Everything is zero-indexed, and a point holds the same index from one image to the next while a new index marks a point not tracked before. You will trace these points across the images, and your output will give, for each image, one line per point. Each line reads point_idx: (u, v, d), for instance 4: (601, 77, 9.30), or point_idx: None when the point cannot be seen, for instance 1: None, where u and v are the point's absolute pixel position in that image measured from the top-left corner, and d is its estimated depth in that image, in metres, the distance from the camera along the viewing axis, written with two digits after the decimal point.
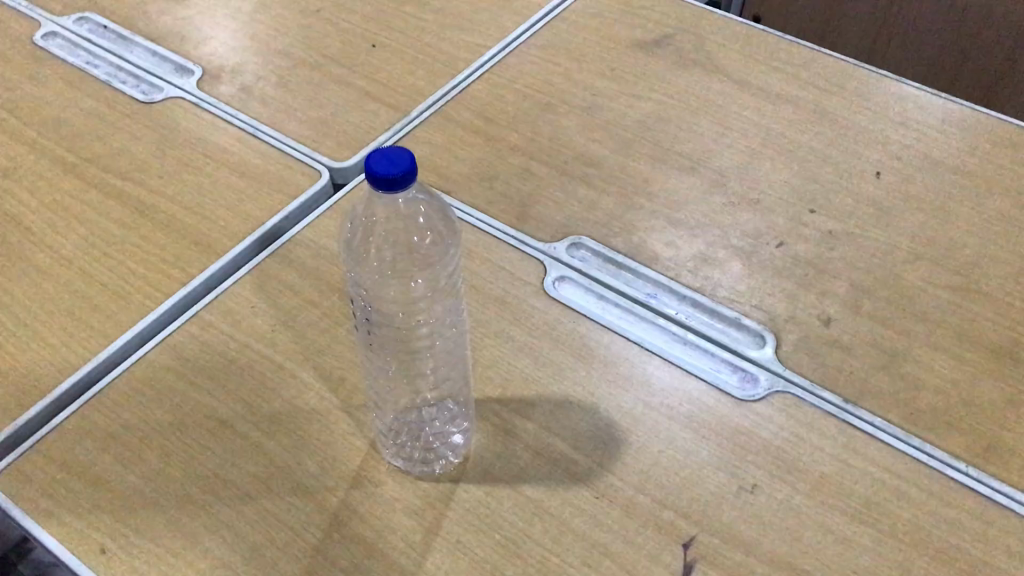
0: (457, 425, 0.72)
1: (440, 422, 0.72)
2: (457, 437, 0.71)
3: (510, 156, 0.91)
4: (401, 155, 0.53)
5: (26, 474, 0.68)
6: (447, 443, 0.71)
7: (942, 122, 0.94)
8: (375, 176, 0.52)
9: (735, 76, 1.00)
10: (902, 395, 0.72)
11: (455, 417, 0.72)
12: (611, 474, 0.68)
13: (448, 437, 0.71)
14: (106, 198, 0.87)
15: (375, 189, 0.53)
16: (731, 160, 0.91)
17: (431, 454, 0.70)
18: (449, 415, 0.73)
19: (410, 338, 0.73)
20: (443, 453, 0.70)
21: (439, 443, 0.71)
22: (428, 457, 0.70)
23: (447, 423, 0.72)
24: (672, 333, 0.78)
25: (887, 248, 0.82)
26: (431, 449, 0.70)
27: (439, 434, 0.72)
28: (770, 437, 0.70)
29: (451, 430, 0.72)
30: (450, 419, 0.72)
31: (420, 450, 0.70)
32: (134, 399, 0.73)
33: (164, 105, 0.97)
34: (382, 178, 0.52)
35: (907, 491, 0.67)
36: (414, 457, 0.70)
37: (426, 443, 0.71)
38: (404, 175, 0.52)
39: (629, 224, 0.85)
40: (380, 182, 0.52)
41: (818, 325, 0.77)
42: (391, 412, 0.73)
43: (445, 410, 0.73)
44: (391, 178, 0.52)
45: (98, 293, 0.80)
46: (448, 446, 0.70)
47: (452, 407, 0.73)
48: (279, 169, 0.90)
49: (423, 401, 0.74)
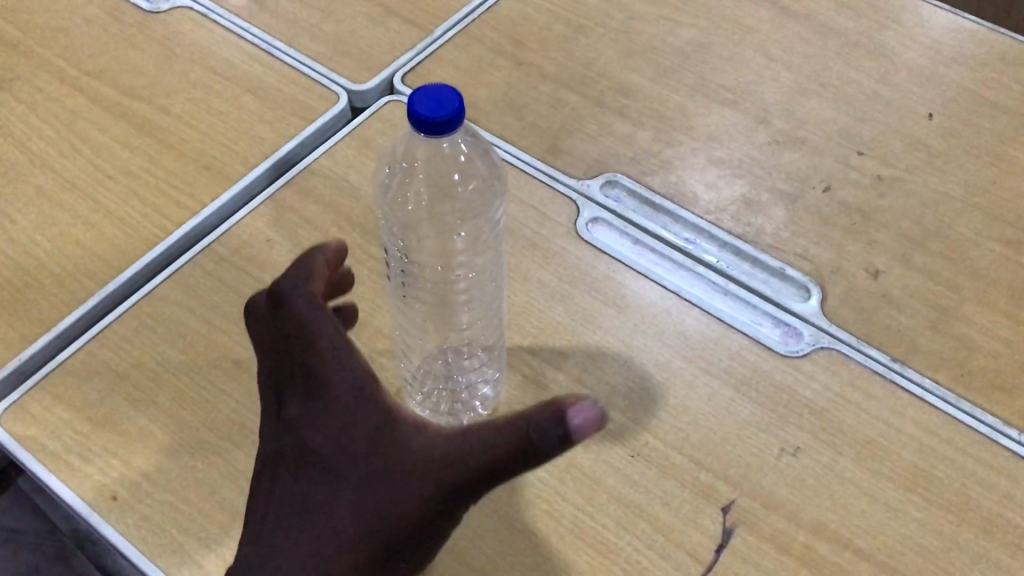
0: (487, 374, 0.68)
1: (472, 372, 0.69)
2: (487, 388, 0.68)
3: (541, 83, 0.86)
4: (450, 98, 0.50)
5: (31, 414, 0.65)
6: (477, 394, 0.68)
7: (999, 60, 0.88)
8: (420, 120, 0.49)
9: (780, 3, 0.94)
10: (953, 356, 0.69)
11: (486, 366, 0.69)
12: (647, 432, 0.65)
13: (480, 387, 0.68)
14: (110, 116, 0.82)
15: (418, 131, 0.50)
16: (776, 95, 0.85)
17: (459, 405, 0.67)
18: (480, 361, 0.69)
19: (445, 284, 0.70)
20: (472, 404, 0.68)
21: (468, 394, 0.68)
22: (456, 408, 0.67)
23: (479, 372, 0.69)
24: (712, 283, 0.74)
25: (939, 196, 0.78)
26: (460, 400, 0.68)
27: (470, 385, 0.69)
28: (814, 397, 0.67)
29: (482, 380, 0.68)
30: (482, 368, 0.69)
31: (449, 402, 0.68)
32: (145, 337, 0.69)
33: (171, 16, 0.91)
34: (426, 123, 0.49)
35: (956, 458, 0.64)
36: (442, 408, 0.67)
37: (456, 394, 0.68)
38: (450, 121, 0.49)
39: (667, 162, 0.80)
40: (424, 125, 0.49)
41: (865, 277, 0.73)
42: (418, 361, 0.70)
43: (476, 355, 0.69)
44: (437, 122, 0.49)
45: (103, 220, 0.75)
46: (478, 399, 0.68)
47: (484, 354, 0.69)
48: (294, 89, 0.85)
49: (453, 350, 0.70)
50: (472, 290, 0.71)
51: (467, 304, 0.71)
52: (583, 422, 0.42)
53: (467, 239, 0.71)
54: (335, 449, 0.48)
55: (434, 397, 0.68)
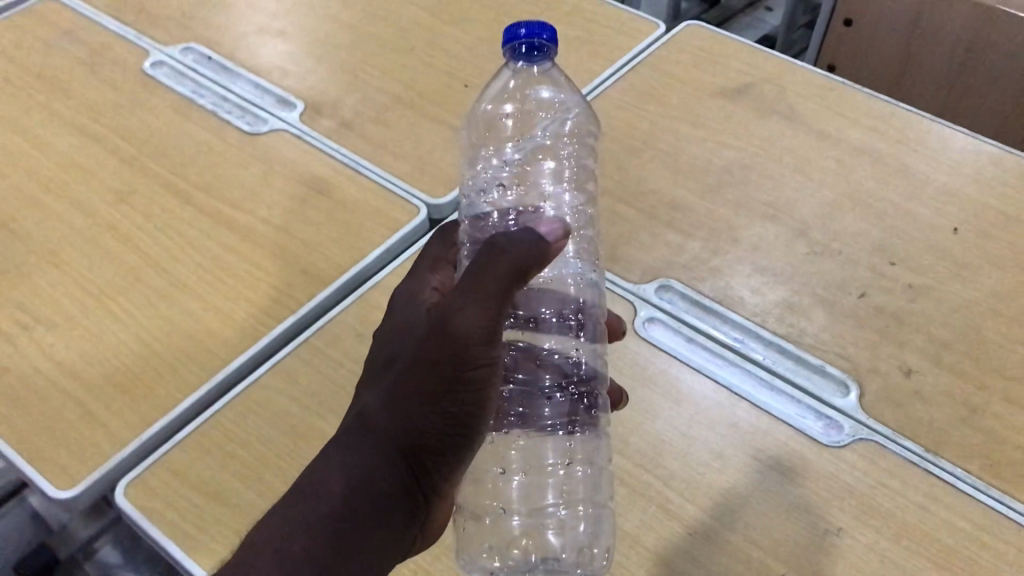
0: (484, 489, 0.72)
1: (549, 475, 0.73)
2: (520, 490, 0.73)
3: (598, 198, 0.96)
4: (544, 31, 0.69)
5: (152, 488, 0.73)
6: (578, 508, 0.72)
7: (1017, 180, 0.97)
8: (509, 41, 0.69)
9: (815, 126, 1.03)
10: (982, 447, 0.75)
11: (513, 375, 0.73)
12: (703, 512, 0.72)
13: (589, 464, 0.73)
14: (217, 225, 0.92)
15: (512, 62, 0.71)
16: (814, 210, 0.94)
17: (519, 549, 0.71)
18: (560, 423, 0.73)
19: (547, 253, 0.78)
20: (578, 524, 0.71)
21: (547, 522, 0.72)
22: (549, 552, 0.71)
23: (543, 486, 0.73)
24: (758, 378, 0.81)
25: (965, 302, 0.85)
26: (476, 524, 0.71)
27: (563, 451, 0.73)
28: (855, 483, 0.73)
29: (573, 436, 0.74)
30: (540, 471, 0.74)
31: (550, 541, 0.71)
32: (251, 420, 0.77)
33: (269, 137, 1.02)
34: (505, 51, 0.70)
35: (986, 541, 0.70)
36: (524, 567, 0.70)
37: (559, 519, 0.72)
38: (530, 36, 0.68)
39: (715, 269, 0.89)
40: (512, 44, 0.69)
41: (900, 375, 0.80)
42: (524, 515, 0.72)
43: (562, 397, 0.74)
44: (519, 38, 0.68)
45: (212, 316, 0.84)
46: (582, 510, 0.71)
47: (539, 370, 0.74)
48: (379, 201, 0.95)
49: (551, 501, 0.73)
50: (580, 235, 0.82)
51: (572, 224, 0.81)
52: (552, 231, 0.57)
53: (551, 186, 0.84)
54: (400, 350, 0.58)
55: (476, 541, 0.70)
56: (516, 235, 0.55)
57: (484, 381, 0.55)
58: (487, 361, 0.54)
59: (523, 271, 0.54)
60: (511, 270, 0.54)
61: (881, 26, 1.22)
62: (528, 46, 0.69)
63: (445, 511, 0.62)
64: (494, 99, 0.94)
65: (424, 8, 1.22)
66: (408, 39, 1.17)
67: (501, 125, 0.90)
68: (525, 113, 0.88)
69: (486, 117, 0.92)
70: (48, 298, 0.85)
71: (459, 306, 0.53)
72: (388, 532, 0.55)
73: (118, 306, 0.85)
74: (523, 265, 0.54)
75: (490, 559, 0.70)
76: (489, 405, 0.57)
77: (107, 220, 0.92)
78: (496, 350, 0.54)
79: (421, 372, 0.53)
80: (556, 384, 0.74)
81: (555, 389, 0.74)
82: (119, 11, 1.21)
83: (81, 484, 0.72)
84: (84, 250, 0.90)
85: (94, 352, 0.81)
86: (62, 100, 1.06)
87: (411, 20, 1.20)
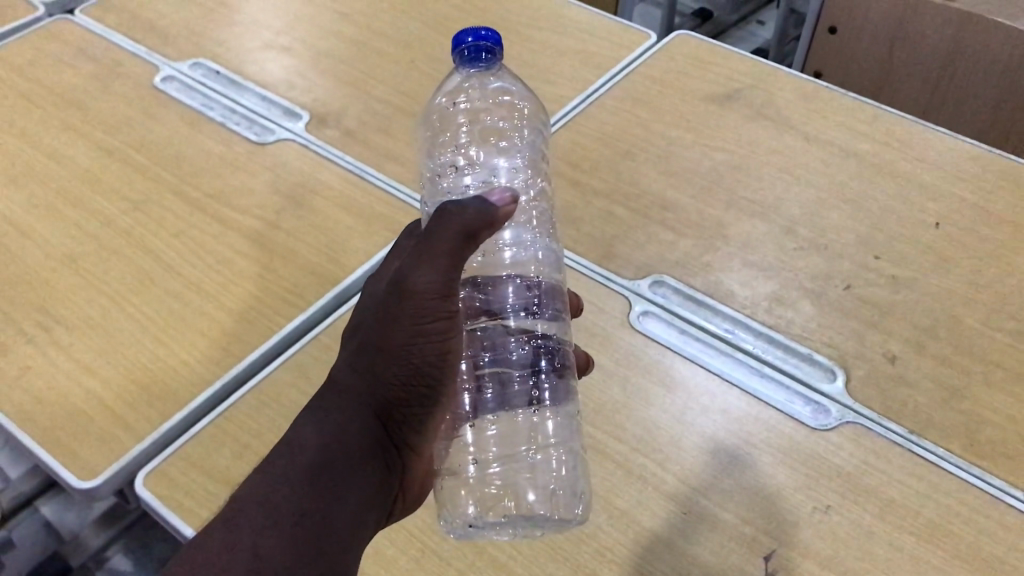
0: (459, 446, 0.77)
1: (520, 423, 0.78)
2: (495, 441, 0.77)
3: (594, 200, 1.00)
4: (488, 37, 0.75)
5: (170, 476, 0.76)
6: (549, 453, 0.77)
7: (996, 177, 1.01)
8: (459, 47, 0.75)
9: (801, 129, 1.07)
10: (963, 428, 0.79)
11: (478, 340, 0.77)
12: (696, 492, 0.75)
13: (556, 411, 0.78)
14: (229, 231, 0.96)
15: (461, 68, 0.76)
16: (801, 208, 0.98)
17: (497, 496, 0.75)
18: (527, 376, 0.76)
19: (507, 239, 0.84)
20: (551, 468, 0.76)
21: (521, 471, 0.76)
22: (526, 499, 0.75)
23: (516, 434, 0.78)
24: (749, 366, 0.85)
25: (946, 292, 0.89)
26: (454, 478, 0.76)
27: (531, 398, 0.77)
28: (842, 462, 0.77)
29: (540, 384, 0.76)
30: (512, 418, 0.78)
31: (527, 488, 0.75)
32: (264, 412, 0.81)
33: (277, 147, 1.07)
34: (454, 57, 0.75)
35: (969, 515, 0.73)
36: (504, 515, 0.74)
37: (532, 464, 0.76)
38: (474, 41, 0.74)
39: (706, 265, 0.93)
40: (459, 52, 0.75)
41: (884, 362, 0.84)
42: (499, 469, 0.76)
43: (526, 348, 0.77)
44: (465, 45, 0.74)
45: (225, 316, 0.88)
46: (553, 454, 0.77)
47: (503, 333, 0.78)
48: (384, 207, 0.99)
49: (525, 452, 0.77)
50: (535, 210, 0.89)
51: (526, 202, 0.88)
52: (502, 198, 0.63)
53: (503, 165, 0.93)
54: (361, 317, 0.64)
55: (454, 498, 0.75)
56: (463, 200, 0.62)
57: (446, 334, 0.61)
58: (446, 314, 0.60)
59: (472, 234, 0.61)
60: (461, 229, 0.60)
61: (865, 33, 1.26)
62: (474, 50, 0.74)
63: (424, 474, 0.67)
64: (448, 97, 1.03)
65: (423, 22, 1.26)
66: (408, 51, 1.21)
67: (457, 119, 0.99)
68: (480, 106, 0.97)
69: (442, 114, 1.01)
70: (68, 301, 0.89)
71: (415, 265, 0.60)
72: (369, 487, 0.58)
73: (135, 308, 0.88)
74: (471, 229, 0.61)
75: (469, 511, 0.74)
76: (452, 361, 0.63)
77: (123, 227, 0.96)
78: (452, 304, 0.61)
79: (385, 329, 0.60)
80: (518, 339, 0.77)
81: (518, 343, 0.77)
82: (130, 30, 1.25)
83: (103, 474, 0.75)
84: (102, 255, 0.93)
85: (112, 351, 0.84)
86: (78, 114, 1.10)
87: (411, 33, 1.24)
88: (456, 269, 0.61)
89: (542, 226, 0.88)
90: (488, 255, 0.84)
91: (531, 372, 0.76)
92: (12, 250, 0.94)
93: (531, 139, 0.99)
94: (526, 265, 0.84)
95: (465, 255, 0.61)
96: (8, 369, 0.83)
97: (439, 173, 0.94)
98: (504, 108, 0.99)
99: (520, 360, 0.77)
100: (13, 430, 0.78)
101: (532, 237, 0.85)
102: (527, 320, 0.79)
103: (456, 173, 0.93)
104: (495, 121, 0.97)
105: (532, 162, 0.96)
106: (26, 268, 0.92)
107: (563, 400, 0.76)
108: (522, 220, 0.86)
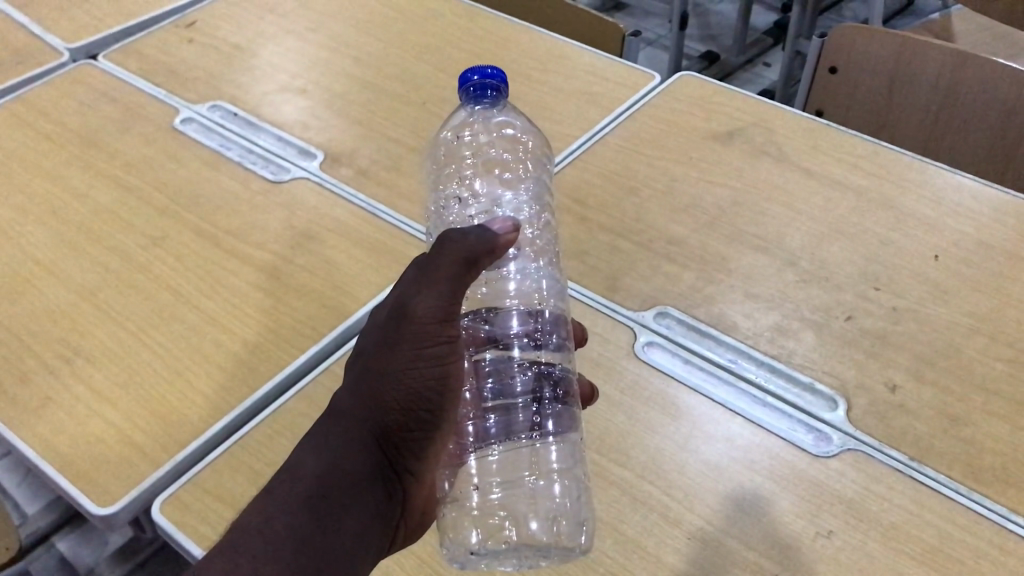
0: (463, 474, 0.80)
1: (523, 451, 0.81)
2: (498, 466, 0.81)
3: (599, 234, 1.02)
4: (494, 76, 0.79)
5: (184, 503, 0.78)
6: (552, 478, 0.79)
7: (994, 210, 1.03)
8: (465, 84, 0.78)
9: (803, 165, 1.10)
10: (963, 455, 0.80)
11: (482, 368, 0.83)
12: (699, 517, 0.76)
13: (559, 437, 0.80)
14: (245, 266, 0.99)
15: (467, 104, 0.80)
16: (802, 241, 1.00)
17: (499, 524, 0.78)
18: (531, 405, 0.81)
19: (513, 269, 0.89)
20: (553, 495, 0.78)
21: (523, 496, 0.80)
22: (528, 526, 0.77)
23: (518, 460, 0.81)
24: (752, 396, 0.86)
25: (945, 323, 0.91)
26: (457, 507, 0.79)
27: (533, 424, 0.81)
28: (844, 489, 0.78)
29: (543, 412, 0.80)
30: (514, 445, 0.81)
31: (528, 515, 0.78)
32: (278, 440, 0.83)
33: (292, 185, 1.10)
34: (460, 95, 0.79)
35: (969, 540, 0.74)
36: (506, 543, 0.76)
37: (534, 490, 0.79)
38: (480, 80, 0.78)
39: (709, 297, 0.95)
40: (466, 88, 0.78)
41: (885, 391, 0.85)
42: (502, 495, 0.80)
43: (529, 375, 0.82)
44: (472, 82, 0.78)
45: (241, 347, 0.90)
46: (555, 480, 0.79)
47: (509, 362, 0.83)
48: (396, 243, 1.02)
49: (528, 478, 0.80)
50: (538, 239, 0.95)
51: (530, 234, 0.94)
52: (504, 227, 0.69)
53: (508, 194, 1.00)
54: (362, 343, 0.66)
55: (457, 526, 0.77)
56: (466, 231, 0.67)
57: (447, 358, 0.64)
58: (445, 338, 0.64)
59: (474, 260, 0.66)
60: (463, 256, 0.65)
61: (865, 71, 1.29)
62: (479, 87, 0.78)
63: (425, 498, 0.69)
64: (453, 131, 1.09)
65: (434, 64, 1.30)
66: (420, 93, 1.25)
67: (462, 151, 1.05)
68: (485, 139, 1.04)
69: (447, 147, 1.08)
70: (88, 334, 0.91)
71: (416, 292, 0.64)
72: (367, 512, 0.60)
73: (153, 340, 0.91)
74: (472, 257, 0.66)
75: (471, 539, 0.77)
76: (453, 386, 0.66)
77: (142, 263, 0.99)
78: (450, 329, 0.65)
79: (385, 354, 0.63)
80: (521, 366, 0.83)
81: (521, 371, 0.82)
82: (150, 74, 1.29)
83: (121, 502, 0.77)
84: (121, 291, 0.96)
85: (130, 382, 0.87)
86: (100, 154, 1.14)
87: (422, 76, 1.28)
88: (455, 296, 0.65)
89: (545, 254, 0.94)
90: (491, 285, 0.89)
91: (533, 399, 0.81)
92: (35, 285, 0.97)
93: (535, 169, 1.06)
94: (530, 294, 0.89)
95: (465, 282, 0.66)
96: (30, 400, 0.85)
97: (444, 204, 1.00)
98: (507, 141, 1.06)
99: (523, 387, 0.81)
100: (34, 459, 0.81)
101: (537, 267, 0.91)
102: (530, 347, 0.84)
103: (460, 205, 0.99)
104: (499, 153, 1.03)
105: (535, 190, 1.02)
106: (48, 303, 0.95)
107: (567, 427, 0.79)
108: (526, 252, 0.92)
